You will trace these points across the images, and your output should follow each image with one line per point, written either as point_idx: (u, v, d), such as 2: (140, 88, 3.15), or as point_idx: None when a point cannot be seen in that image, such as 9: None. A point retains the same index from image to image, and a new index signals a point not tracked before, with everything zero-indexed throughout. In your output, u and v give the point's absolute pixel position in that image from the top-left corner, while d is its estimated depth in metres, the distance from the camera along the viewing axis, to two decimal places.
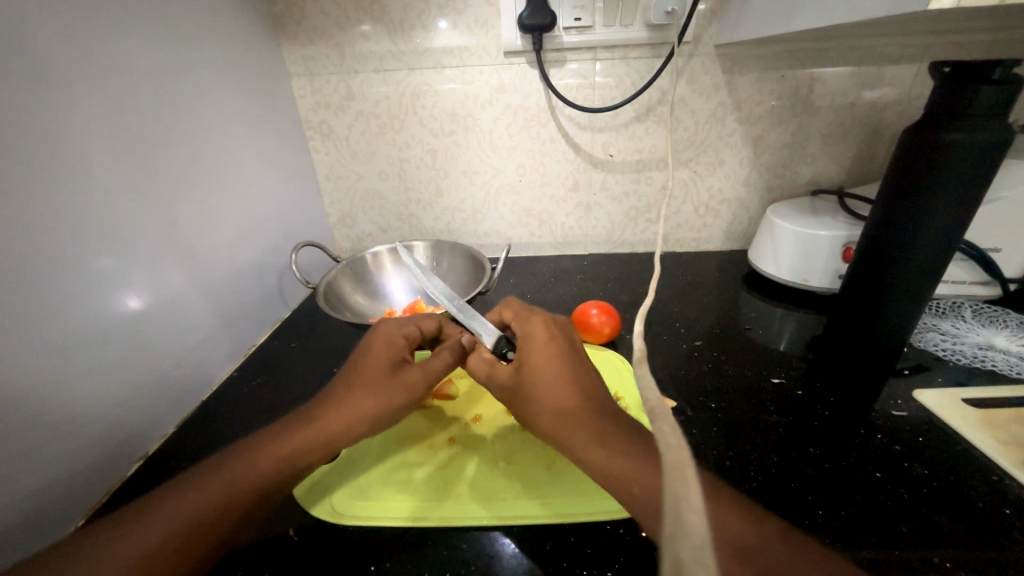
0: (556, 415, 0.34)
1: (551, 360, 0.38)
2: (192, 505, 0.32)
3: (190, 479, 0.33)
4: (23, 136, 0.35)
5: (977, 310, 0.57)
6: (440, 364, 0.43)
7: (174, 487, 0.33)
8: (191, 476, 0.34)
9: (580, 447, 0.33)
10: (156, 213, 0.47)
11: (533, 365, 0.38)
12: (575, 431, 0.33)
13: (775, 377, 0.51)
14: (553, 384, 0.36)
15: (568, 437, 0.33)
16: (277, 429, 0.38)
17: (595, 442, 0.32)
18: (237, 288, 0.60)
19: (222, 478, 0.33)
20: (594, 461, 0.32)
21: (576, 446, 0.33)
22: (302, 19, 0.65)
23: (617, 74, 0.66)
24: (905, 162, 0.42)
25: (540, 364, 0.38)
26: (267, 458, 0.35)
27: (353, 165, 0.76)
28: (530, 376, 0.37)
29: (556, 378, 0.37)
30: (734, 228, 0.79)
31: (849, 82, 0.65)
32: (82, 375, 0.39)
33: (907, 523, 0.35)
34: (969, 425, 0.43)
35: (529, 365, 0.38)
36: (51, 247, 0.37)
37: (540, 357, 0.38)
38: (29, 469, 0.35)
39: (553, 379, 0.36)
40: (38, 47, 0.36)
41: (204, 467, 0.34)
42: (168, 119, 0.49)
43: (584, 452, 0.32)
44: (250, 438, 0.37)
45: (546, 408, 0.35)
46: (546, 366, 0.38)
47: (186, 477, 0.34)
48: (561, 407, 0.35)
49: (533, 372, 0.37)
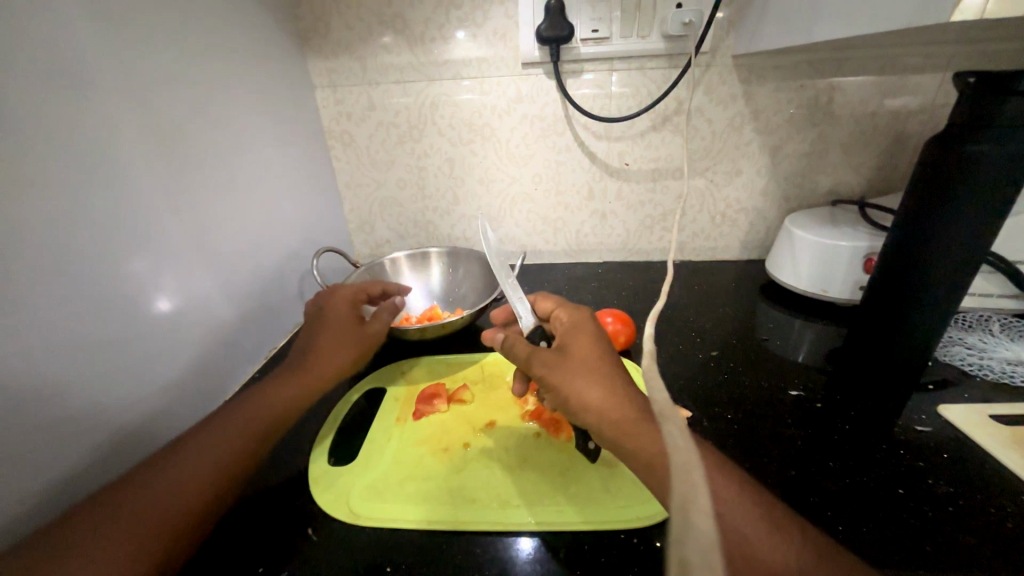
0: (603, 397, 0.35)
1: (598, 350, 0.39)
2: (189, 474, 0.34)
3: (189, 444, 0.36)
4: (62, 142, 0.37)
5: (1005, 325, 0.56)
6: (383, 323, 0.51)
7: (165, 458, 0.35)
8: (186, 442, 0.36)
9: (627, 425, 0.33)
10: (186, 219, 0.49)
11: (579, 348, 0.39)
12: (623, 409, 0.34)
13: (794, 390, 0.51)
14: (602, 368, 0.37)
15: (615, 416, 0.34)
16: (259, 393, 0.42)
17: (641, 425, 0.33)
18: (259, 291, 0.62)
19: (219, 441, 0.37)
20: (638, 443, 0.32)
21: (621, 427, 0.34)
22: (327, 34, 0.68)
23: (633, 84, 0.66)
24: (931, 172, 0.41)
25: (582, 359, 0.38)
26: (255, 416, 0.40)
27: (372, 173, 0.78)
28: (569, 367, 0.37)
29: (606, 364, 0.37)
30: (751, 237, 0.78)
31: (870, 91, 0.65)
32: (112, 373, 0.41)
33: (932, 542, 0.35)
34: (997, 442, 0.42)
35: (571, 352, 0.39)
36: (86, 250, 0.38)
37: (585, 342, 0.39)
38: (67, 461, 0.37)
39: (602, 365, 0.37)
40: (81, 62, 0.38)
41: (188, 437, 0.37)
42: (197, 127, 0.51)
43: (628, 432, 0.33)
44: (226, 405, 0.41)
45: (593, 388, 0.36)
46: (592, 352, 0.38)
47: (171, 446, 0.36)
48: (608, 390, 0.35)
49: (578, 353, 0.38)
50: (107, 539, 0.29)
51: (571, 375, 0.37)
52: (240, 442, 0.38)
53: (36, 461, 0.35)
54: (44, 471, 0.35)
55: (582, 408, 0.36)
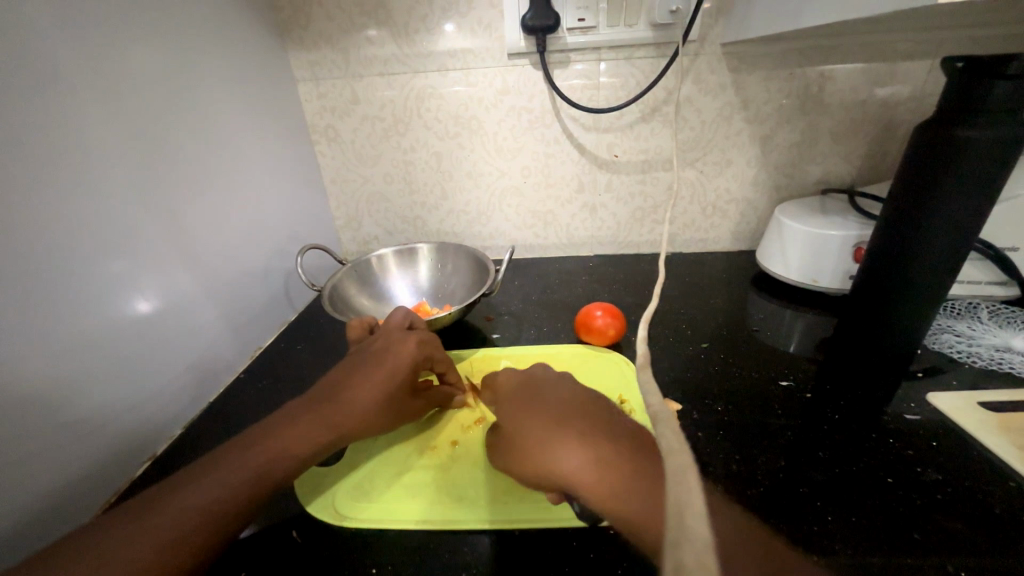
0: (537, 461, 0.33)
1: (543, 436, 0.34)
2: (206, 495, 0.32)
3: (194, 473, 0.33)
4: (31, 138, 0.35)
5: (994, 312, 0.56)
6: (409, 349, 0.45)
7: (185, 475, 0.33)
8: (199, 470, 0.33)
9: (573, 478, 0.30)
10: (166, 219, 0.48)
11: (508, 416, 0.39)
12: (555, 456, 0.32)
13: (784, 380, 0.51)
14: (533, 427, 0.36)
15: (557, 472, 0.32)
16: (282, 421, 0.38)
17: (583, 466, 0.30)
18: (243, 290, 0.61)
19: (227, 472, 0.33)
20: (586, 485, 0.30)
21: (579, 485, 0.30)
22: (308, 25, 0.66)
23: (621, 74, 0.66)
24: (919, 159, 0.41)
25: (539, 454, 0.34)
26: (270, 450, 0.36)
27: (358, 168, 0.76)
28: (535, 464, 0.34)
29: (542, 429, 0.35)
30: (742, 228, 0.78)
31: (860, 80, 0.64)
32: (91, 378, 0.40)
33: (921, 531, 0.34)
34: (985, 428, 0.42)
35: (530, 441, 0.35)
36: (57, 251, 0.37)
37: (514, 409, 0.39)
38: (43, 468, 0.36)
39: (529, 418, 0.37)
40: (48, 56, 0.37)
41: (226, 450, 0.35)
42: (175, 124, 0.49)
43: (578, 480, 0.30)
44: (244, 434, 0.37)
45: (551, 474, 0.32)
46: (519, 404, 0.39)
47: (210, 457, 0.34)
48: (546, 454, 0.33)
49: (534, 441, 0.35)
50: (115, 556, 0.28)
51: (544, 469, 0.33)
52: (253, 474, 0.34)
53: (12, 472, 0.34)
54: (20, 478, 0.34)
55: (529, 482, 0.35)
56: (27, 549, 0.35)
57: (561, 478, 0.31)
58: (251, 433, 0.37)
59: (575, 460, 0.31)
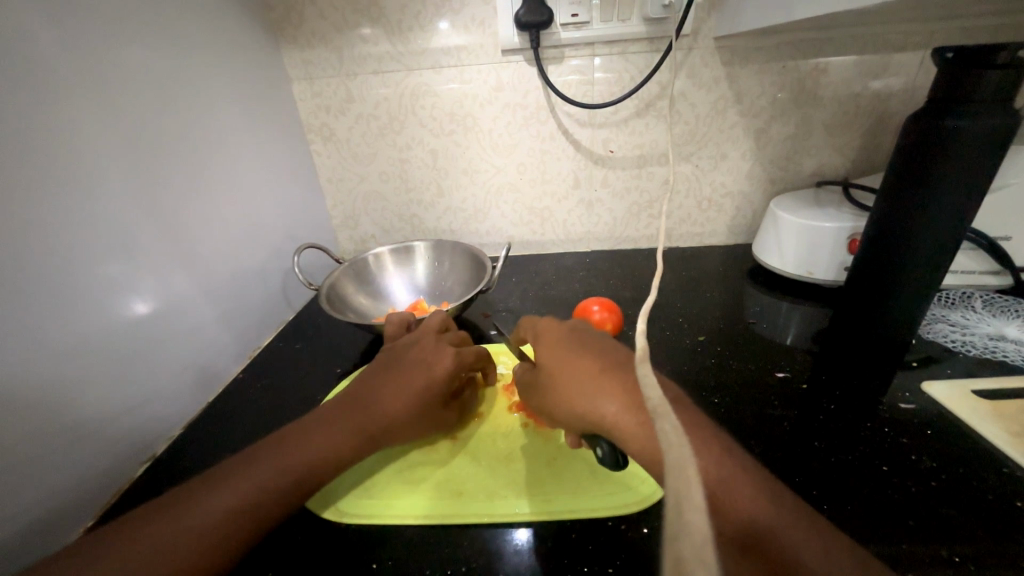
0: (577, 399, 0.34)
1: (586, 377, 0.34)
2: (232, 498, 0.32)
3: (219, 475, 0.33)
4: (26, 140, 0.35)
5: (988, 301, 0.56)
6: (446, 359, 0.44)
7: (213, 476, 0.33)
8: (226, 470, 0.34)
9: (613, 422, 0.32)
10: (163, 219, 0.48)
11: (544, 351, 0.39)
12: (597, 402, 0.33)
13: (780, 372, 0.51)
14: (574, 369, 0.36)
15: (597, 413, 0.33)
16: (311, 425, 0.38)
17: (624, 412, 0.32)
18: (241, 290, 0.61)
19: (253, 476, 0.33)
20: (623, 430, 0.31)
21: (618, 428, 0.32)
22: (301, 24, 0.66)
23: (615, 69, 0.66)
24: (911, 150, 0.41)
25: (576, 395, 0.34)
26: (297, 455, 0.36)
27: (354, 167, 0.76)
28: (569, 402, 0.35)
29: (581, 374, 0.35)
30: (738, 222, 0.78)
31: (853, 72, 0.64)
32: (89, 380, 0.40)
33: (916, 517, 0.35)
34: (979, 416, 0.43)
35: (566, 381, 0.35)
36: (53, 253, 0.37)
37: (549, 347, 0.39)
38: (45, 469, 0.36)
39: (572, 357, 0.37)
40: (37, 56, 0.36)
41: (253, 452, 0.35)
42: (168, 124, 0.49)
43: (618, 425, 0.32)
44: (271, 436, 0.37)
45: (588, 418, 0.33)
46: (560, 343, 0.39)
47: (235, 459, 0.35)
48: (587, 399, 0.33)
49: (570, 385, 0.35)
50: (151, 555, 0.28)
51: (580, 406, 0.34)
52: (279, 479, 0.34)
53: (13, 474, 0.34)
54: (21, 479, 0.34)
55: (557, 420, 0.37)
56: (28, 550, 0.35)
57: (599, 420, 0.33)
58: (281, 435, 0.37)
59: (615, 406, 0.32)
